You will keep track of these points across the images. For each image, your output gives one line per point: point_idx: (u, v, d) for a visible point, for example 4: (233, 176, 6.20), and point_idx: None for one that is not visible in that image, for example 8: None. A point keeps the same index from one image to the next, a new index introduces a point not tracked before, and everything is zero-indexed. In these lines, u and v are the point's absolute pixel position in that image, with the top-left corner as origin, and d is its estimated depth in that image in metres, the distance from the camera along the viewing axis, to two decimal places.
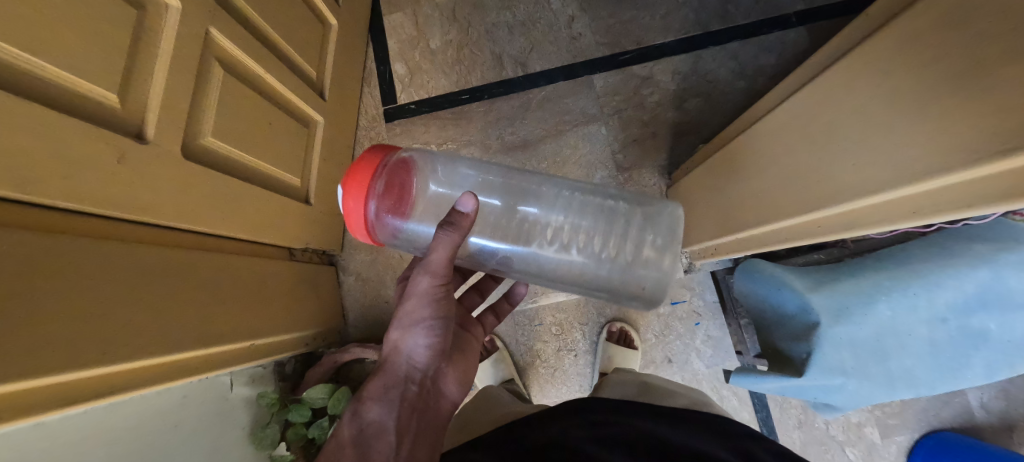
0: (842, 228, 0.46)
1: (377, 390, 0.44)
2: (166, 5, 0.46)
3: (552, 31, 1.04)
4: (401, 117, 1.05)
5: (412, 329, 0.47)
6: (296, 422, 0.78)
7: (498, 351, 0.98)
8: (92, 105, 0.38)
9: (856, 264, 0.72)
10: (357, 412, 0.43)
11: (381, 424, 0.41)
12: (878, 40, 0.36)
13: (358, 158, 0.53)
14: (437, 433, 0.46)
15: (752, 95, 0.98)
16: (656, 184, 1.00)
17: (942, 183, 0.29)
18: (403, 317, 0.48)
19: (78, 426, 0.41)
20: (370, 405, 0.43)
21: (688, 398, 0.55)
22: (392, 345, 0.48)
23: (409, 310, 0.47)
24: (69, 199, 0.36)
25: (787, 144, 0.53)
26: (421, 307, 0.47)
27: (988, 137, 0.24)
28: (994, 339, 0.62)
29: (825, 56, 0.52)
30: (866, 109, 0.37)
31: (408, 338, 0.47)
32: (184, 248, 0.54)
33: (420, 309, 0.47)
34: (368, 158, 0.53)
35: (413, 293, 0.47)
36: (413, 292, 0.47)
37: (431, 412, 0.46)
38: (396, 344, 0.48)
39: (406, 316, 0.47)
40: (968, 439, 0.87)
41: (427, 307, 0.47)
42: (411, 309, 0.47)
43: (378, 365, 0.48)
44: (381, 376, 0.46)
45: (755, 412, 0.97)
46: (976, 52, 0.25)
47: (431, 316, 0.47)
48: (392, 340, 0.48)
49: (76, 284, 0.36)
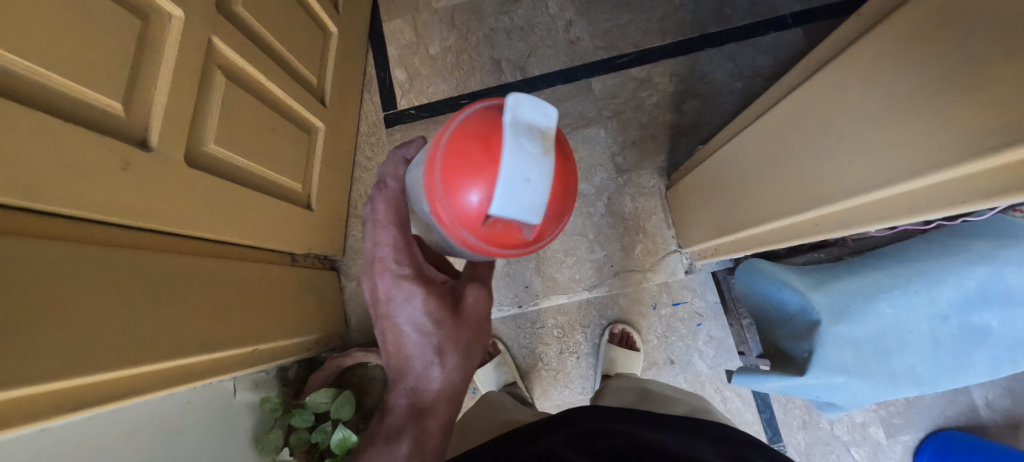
0: (840, 226, 0.46)
1: (437, 407, 0.40)
2: (169, 15, 0.47)
3: (550, 36, 1.05)
4: (401, 122, 1.06)
5: (468, 355, 0.41)
6: (300, 426, 0.76)
7: (499, 354, 0.97)
8: (98, 114, 0.38)
9: (856, 263, 0.72)
10: (422, 427, 0.39)
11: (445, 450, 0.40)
12: (871, 40, 0.37)
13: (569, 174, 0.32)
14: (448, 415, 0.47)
15: (749, 96, 0.99)
16: (656, 186, 1.00)
17: (938, 178, 0.30)
18: (457, 345, 0.39)
19: (82, 433, 0.41)
20: (430, 422, 0.39)
21: (687, 405, 0.55)
22: (446, 376, 0.40)
23: (471, 337, 0.40)
24: (77, 206, 0.37)
25: (783, 144, 0.54)
26: (483, 333, 0.42)
27: (983, 133, 0.24)
28: (995, 335, 0.62)
29: (818, 57, 0.52)
30: (860, 107, 0.37)
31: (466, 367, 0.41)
32: (187, 253, 0.54)
33: (483, 335, 0.42)
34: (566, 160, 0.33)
35: (472, 319, 0.40)
36: (470, 319, 0.40)
37: None
38: (452, 374, 0.40)
39: (458, 345, 0.39)
40: (974, 437, 0.87)
41: (486, 331, 0.42)
42: (471, 337, 0.40)
43: (420, 400, 0.39)
44: (435, 410, 0.40)
45: (759, 413, 0.96)
46: (967, 49, 0.25)
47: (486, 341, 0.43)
48: (438, 364, 0.39)
49: (81, 289, 0.36)
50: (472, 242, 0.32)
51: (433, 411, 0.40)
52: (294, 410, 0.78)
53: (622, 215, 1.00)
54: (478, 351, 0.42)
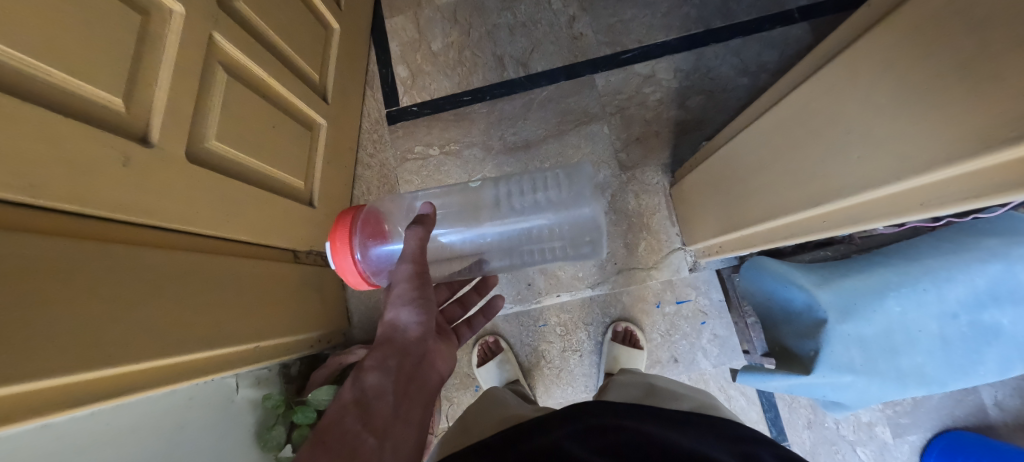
0: (848, 222, 0.45)
1: (373, 361, 0.46)
2: (171, 11, 0.46)
3: (552, 32, 1.04)
4: (403, 119, 1.05)
5: (401, 307, 0.50)
6: (302, 424, 0.77)
7: (502, 352, 0.97)
8: (96, 108, 0.38)
9: (863, 260, 0.71)
10: (356, 379, 0.44)
11: (379, 387, 0.43)
12: (883, 29, 0.36)
13: (337, 222, 0.58)
14: (427, 399, 0.46)
15: (755, 92, 0.98)
16: (660, 182, 0.99)
17: (951, 173, 0.29)
18: (393, 297, 0.50)
19: (82, 430, 0.41)
20: (367, 375, 0.44)
21: (694, 401, 0.54)
22: (387, 324, 0.50)
23: (400, 291, 0.50)
24: (75, 202, 0.36)
25: (791, 138, 0.53)
26: (407, 289, 0.50)
27: (994, 127, 0.23)
28: (1005, 333, 0.61)
29: (826, 49, 0.51)
30: (869, 100, 0.36)
31: (398, 315, 0.49)
32: (189, 250, 0.54)
33: (407, 290, 0.50)
34: (343, 221, 0.58)
35: (399, 278, 0.51)
36: (398, 277, 0.51)
37: (419, 382, 0.47)
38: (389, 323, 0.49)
39: (396, 297, 0.50)
40: (983, 437, 0.86)
41: (415, 289, 0.50)
42: (403, 290, 0.50)
43: (372, 347, 0.48)
44: (378, 348, 0.47)
45: (763, 412, 0.96)
46: (984, 38, 0.24)
47: (417, 296, 0.50)
48: (386, 320, 0.50)
49: (87, 288, 0.37)
50: (347, 277, 0.60)
51: (373, 362, 0.46)
52: (295, 407, 0.77)
53: (626, 212, 0.99)
54: (409, 304, 0.50)
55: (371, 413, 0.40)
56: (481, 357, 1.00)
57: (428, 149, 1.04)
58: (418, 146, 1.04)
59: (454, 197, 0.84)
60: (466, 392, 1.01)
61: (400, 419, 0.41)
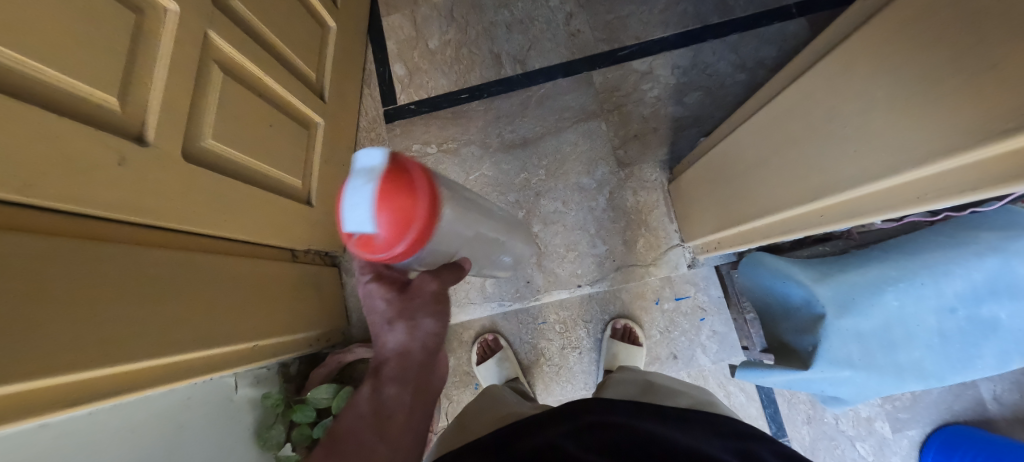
0: (845, 217, 0.45)
1: (387, 371, 0.42)
2: (165, 8, 0.46)
3: (550, 28, 1.03)
4: (400, 117, 1.05)
5: (421, 322, 0.42)
6: (302, 422, 0.78)
7: (501, 350, 0.97)
8: (92, 108, 0.38)
9: (862, 254, 0.71)
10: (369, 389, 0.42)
11: (395, 403, 0.41)
12: (878, 22, 0.36)
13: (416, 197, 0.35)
14: (433, 398, 0.47)
15: (752, 87, 0.98)
16: (658, 179, 0.99)
17: (945, 166, 0.29)
18: (411, 307, 0.42)
19: (79, 430, 0.41)
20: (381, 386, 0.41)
21: (691, 398, 0.54)
22: (399, 338, 0.42)
23: (423, 308, 0.42)
24: (71, 201, 0.36)
25: (788, 133, 0.52)
26: (430, 307, 0.42)
27: (989, 119, 0.23)
28: (1004, 328, 0.62)
29: (822, 43, 0.51)
30: (865, 94, 0.36)
31: (415, 332, 0.42)
32: (185, 250, 0.53)
33: (431, 309, 0.42)
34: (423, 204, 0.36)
35: (424, 292, 0.42)
36: (423, 289, 0.43)
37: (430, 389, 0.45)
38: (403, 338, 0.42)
39: (415, 308, 0.42)
40: (981, 432, 0.86)
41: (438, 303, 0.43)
42: (425, 306, 0.42)
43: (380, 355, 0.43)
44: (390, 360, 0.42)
45: (762, 408, 0.96)
46: (976, 31, 0.25)
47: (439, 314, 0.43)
48: (398, 332, 0.41)
49: (85, 287, 0.37)
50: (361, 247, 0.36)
51: (386, 373, 0.42)
52: (295, 406, 0.78)
53: (625, 209, 0.99)
54: (432, 314, 0.42)
55: (388, 429, 0.40)
56: (480, 355, 0.99)
57: (426, 148, 1.03)
58: (415, 144, 1.04)
59: (484, 225, 0.65)
60: (465, 390, 1.01)
61: (412, 429, 0.42)
